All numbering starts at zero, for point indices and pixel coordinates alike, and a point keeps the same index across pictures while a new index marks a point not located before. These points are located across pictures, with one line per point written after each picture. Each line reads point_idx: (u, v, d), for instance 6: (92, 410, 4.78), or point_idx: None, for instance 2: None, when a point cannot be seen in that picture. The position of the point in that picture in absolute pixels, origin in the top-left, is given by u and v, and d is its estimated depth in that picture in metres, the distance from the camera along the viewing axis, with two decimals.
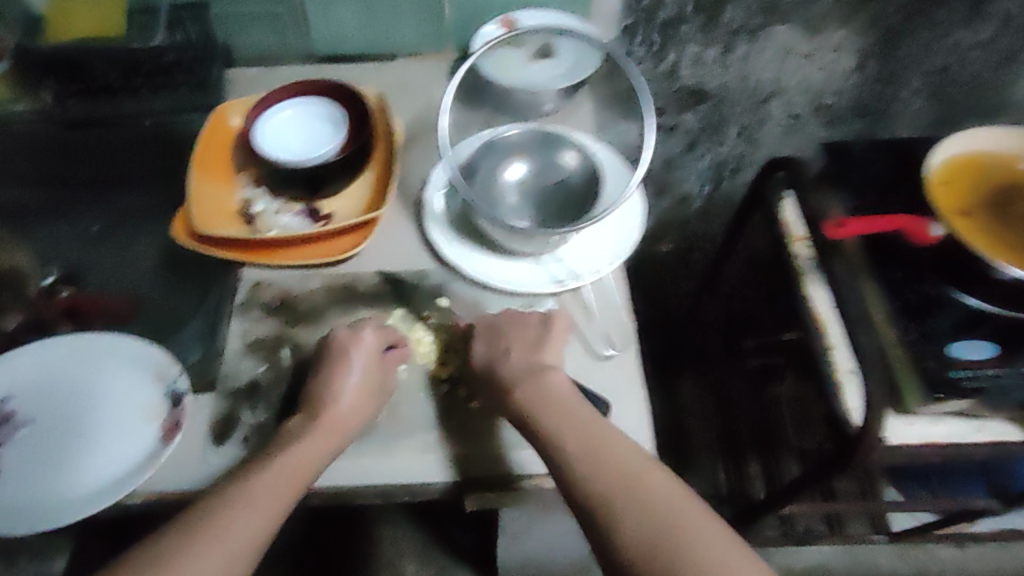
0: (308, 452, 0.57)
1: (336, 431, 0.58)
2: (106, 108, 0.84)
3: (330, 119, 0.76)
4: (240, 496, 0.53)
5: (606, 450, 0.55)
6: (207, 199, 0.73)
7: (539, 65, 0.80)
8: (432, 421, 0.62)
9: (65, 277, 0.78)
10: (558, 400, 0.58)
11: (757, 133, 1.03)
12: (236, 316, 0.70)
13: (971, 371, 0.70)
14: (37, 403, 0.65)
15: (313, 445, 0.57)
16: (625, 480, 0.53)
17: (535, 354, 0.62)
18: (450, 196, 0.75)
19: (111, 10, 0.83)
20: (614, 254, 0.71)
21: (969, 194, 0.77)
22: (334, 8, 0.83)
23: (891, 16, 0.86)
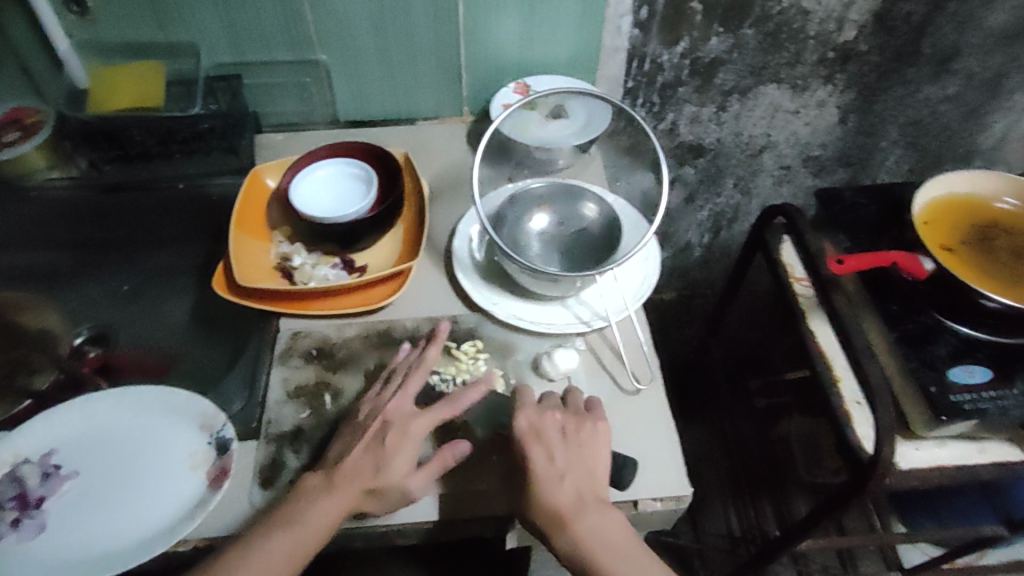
0: (319, 519, 0.58)
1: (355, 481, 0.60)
2: (143, 172, 0.88)
3: (361, 178, 0.81)
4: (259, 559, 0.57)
5: (593, 514, 0.59)
6: (246, 254, 0.76)
7: (553, 124, 0.86)
8: (476, 456, 0.64)
9: (94, 336, 0.82)
10: (555, 463, 0.61)
11: (751, 184, 1.10)
12: (275, 365, 0.71)
13: (970, 396, 0.74)
14: (83, 456, 0.65)
15: (331, 510, 0.58)
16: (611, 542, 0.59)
17: (549, 418, 0.63)
18: (476, 246, 0.79)
19: (151, 83, 0.85)
20: (636, 293, 0.75)
21: (954, 232, 0.83)
22: (360, 77, 0.89)
23: (868, 74, 0.94)
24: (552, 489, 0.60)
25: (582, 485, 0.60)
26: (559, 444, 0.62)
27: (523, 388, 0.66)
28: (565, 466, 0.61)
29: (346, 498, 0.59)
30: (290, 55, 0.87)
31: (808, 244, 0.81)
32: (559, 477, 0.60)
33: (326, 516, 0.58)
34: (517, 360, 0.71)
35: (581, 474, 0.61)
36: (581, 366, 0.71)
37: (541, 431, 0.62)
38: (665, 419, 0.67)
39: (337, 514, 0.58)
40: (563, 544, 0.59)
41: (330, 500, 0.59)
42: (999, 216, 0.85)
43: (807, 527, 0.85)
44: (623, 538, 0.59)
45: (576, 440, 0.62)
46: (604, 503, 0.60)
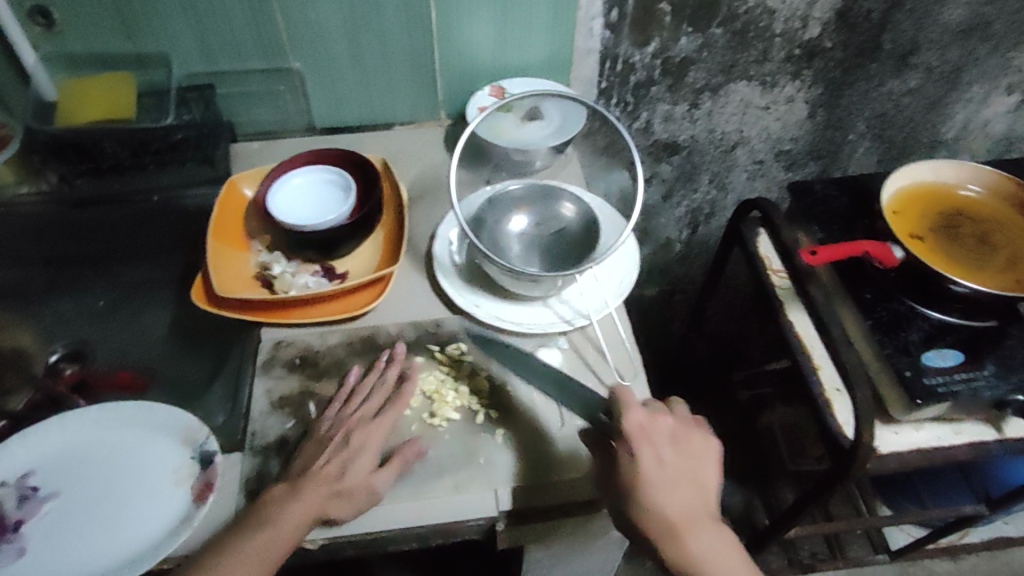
0: (286, 526, 0.58)
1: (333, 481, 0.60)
2: (116, 185, 0.86)
3: (338, 184, 0.81)
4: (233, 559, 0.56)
5: (702, 528, 0.59)
6: (225, 265, 0.76)
7: (529, 126, 0.87)
8: (465, 457, 0.65)
9: (70, 353, 0.80)
10: (671, 471, 0.59)
11: (726, 180, 1.11)
12: (259, 375, 0.71)
13: (942, 378, 0.76)
14: (64, 476, 0.64)
15: (299, 516, 0.58)
16: (721, 555, 0.59)
17: (656, 421, 0.61)
18: (456, 249, 0.79)
19: (121, 96, 0.84)
20: (616, 290, 0.76)
21: (922, 221, 0.86)
22: (335, 83, 0.89)
23: (833, 70, 0.96)
24: (669, 499, 0.58)
25: (692, 496, 0.60)
26: (666, 449, 0.60)
27: (623, 389, 0.63)
28: (677, 475, 0.60)
29: (314, 501, 0.59)
30: (263, 63, 0.86)
31: (781, 237, 0.83)
32: (677, 491, 0.59)
33: (294, 523, 0.58)
34: (501, 361, 0.72)
35: (690, 483, 0.60)
36: (566, 364, 0.72)
37: (653, 436, 0.60)
38: None
39: (302, 521, 0.58)
40: (680, 555, 0.58)
41: (294, 507, 0.59)
42: (965, 203, 0.88)
43: (794, 514, 0.86)
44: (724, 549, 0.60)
45: (686, 449, 0.61)
46: (712, 516, 0.60)
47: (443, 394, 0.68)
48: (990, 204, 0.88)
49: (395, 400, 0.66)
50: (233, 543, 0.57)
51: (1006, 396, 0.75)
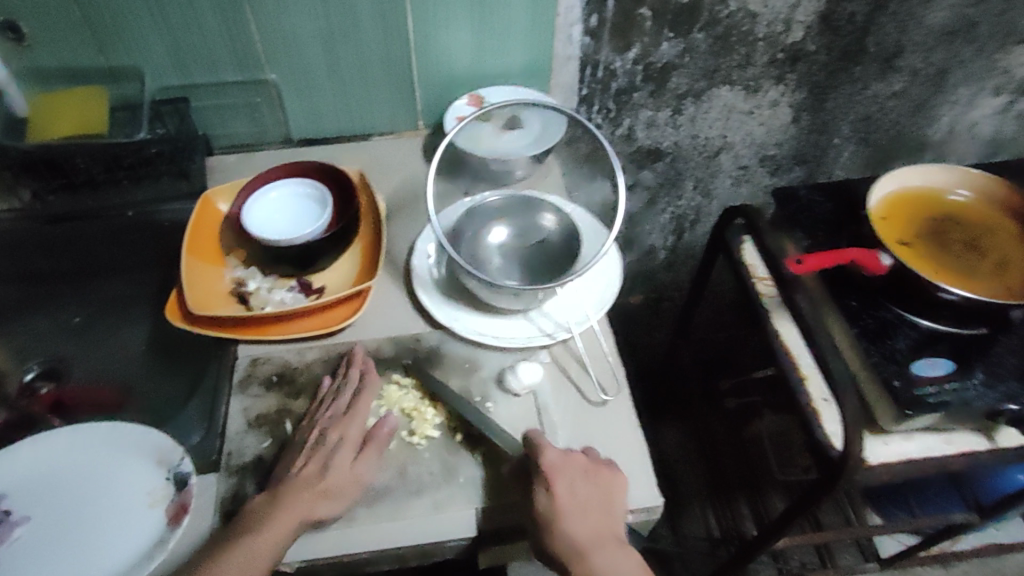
0: (262, 545, 0.57)
1: (311, 503, 0.59)
2: (89, 201, 0.85)
3: (315, 198, 0.79)
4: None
5: (607, 553, 0.61)
6: (200, 282, 0.74)
7: (509, 135, 0.86)
8: (444, 476, 0.63)
9: (46, 372, 0.79)
10: (583, 502, 0.60)
11: (711, 185, 1.10)
12: (236, 393, 0.69)
13: (934, 388, 0.75)
14: (35, 499, 0.62)
15: (275, 535, 0.57)
16: None
17: (569, 457, 0.63)
18: (436, 262, 0.78)
19: (95, 111, 0.83)
20: (597, 303, 0.75)
21: (908, 227, 0.85)
22: (312, 94, 0.88)
23: (817, 73, 0.95)
24: (570, 521, 0.60)
25: (603, 526, 0.61)
26: (576, 479, 0.61)
27: (535, 433, 0.64)
28: (581, 505, 0.60)
29: (295, 516, 0.59)
30: (238, 75, 0.85)
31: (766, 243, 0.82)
32: (581, 517, 0.60)
33: (269, 541, 0.57)
34: (482, 376, 0.70)
35: (592, 514, 0.61)
36: (546, 379, 0.70)
37: (563, 467, 0.62)
38: (634, 429, 0.67)
39: (280, 538, 0.57)
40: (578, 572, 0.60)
41: (271, 524, 0.58)
42: (951, 208, 0.87)
43: (782, 525, 0.85)
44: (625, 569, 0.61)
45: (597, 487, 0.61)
46: (619, 542, 0.62)
47: (423, 411, 0.67)
48: (978, 208, 0.87)
49: (359, 394, 0.67)
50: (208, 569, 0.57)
51: (998, 405, 0.75)
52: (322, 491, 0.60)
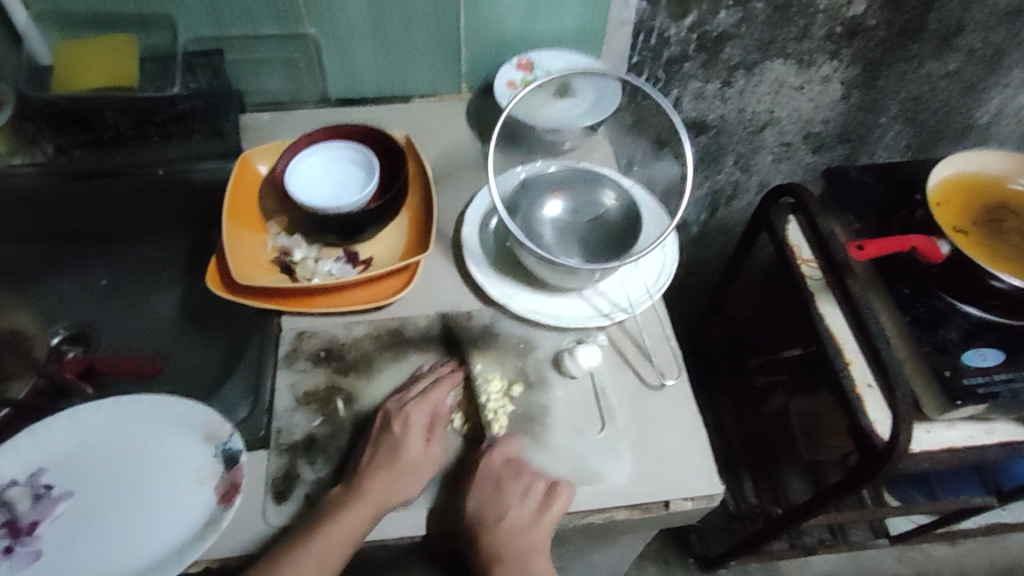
0: (340, 529, 0.55)
1: (379, 501, 0.57)
2: (116, 158, 0.81)
3: (360, 164, 0.76)
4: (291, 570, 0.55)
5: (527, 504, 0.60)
6: (241, 249, 0.71)
7: (563, 104, 0.82)
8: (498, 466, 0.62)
9: (73, 336, 0.76)
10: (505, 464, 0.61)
11: (752, 161, 1.08)
12: (282, 368, 0.67)
13: (984, 379, 0.74)
14: (76, 475, 0.60)
15: (357, 518, 0.56)
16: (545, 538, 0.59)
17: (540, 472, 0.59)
18: (486, 235, 0.75)
19: (125, 61, 0.77)
20: (657, 284, 0.73)
21: (966, 214, 0.83)
22: (352, 52, 0.83)
23: (873, 50, 0.92)
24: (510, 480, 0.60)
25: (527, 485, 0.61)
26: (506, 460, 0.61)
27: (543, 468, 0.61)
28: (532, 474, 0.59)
29: (373, 501, 0.57)
30: (276, 29, 0.80)
31: (819, 226, 0.80)
32: (507, 484, 0.60)
33: (348, 529, 0.56)
34: (538, 357, 0.68)
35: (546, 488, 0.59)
36: (604, 362, 0.68)
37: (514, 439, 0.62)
38: (694, 416, 0.66)
39: (360, 527, 0.56)
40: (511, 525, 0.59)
41: (350, 512, 0.56)
42: (1010, 196, 0.86)
43: (812, 507, 0.86)
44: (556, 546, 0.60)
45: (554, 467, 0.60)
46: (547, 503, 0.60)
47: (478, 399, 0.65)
48: None
49: (440, 381, 0.64)
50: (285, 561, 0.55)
51: None
52: (388, 479, 0.58)
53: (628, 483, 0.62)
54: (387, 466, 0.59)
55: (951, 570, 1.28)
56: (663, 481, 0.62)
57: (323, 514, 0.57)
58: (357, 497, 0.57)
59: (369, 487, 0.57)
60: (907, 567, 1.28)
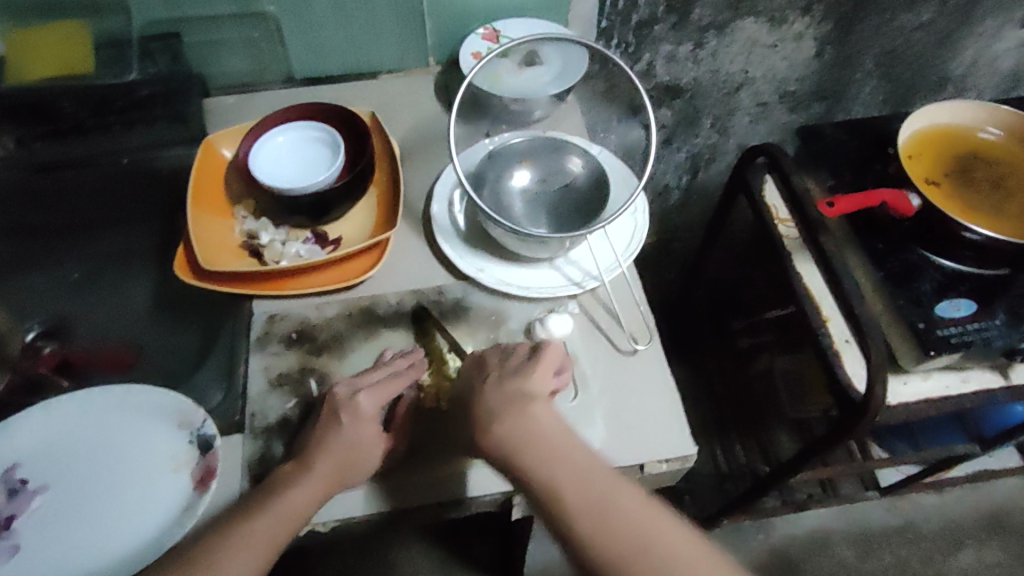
0: (298, 501, 0.55)
1: (335, 473, 0.57)
2: (78, 147, 0.79)
3: (325, 142, 0.75)
4: (237, 540, 0.54)
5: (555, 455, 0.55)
6: (207, 235, 0.71)
7: (529, 73, 0.81)
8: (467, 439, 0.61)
9: (48, 330, 0.76)
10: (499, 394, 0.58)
11: (728, 123, 1.06)
12: (254, 353, 0.66)
13: (956, 328, 0.75)
14: (52, 469, 0.60)
15: (314, 491, 0.56)
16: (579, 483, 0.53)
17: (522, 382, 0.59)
18: (455, 208, 0.74)
19: (76, 48, 0.78)
20: (627, 249, 0.72)
21: (937, 166, 0.83)
22: (315, 31, 0.82)
23: (845, 3, 0.90)
24: (490, 402, 0.58)
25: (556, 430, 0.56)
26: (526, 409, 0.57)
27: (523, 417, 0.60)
28: (509, 390, 0.58)
29: (329, 473, 0.57)
30: (234, 8, 0.78)
31: (793, 184, 0.79)
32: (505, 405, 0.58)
33: (306, 500, 0.56)
34: (509, 328, 0.68)
35: (530, 390, 0.58)
36: (576, 331, 0.68)
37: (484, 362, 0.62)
38: (668, 378, 0.66)
39: (316, 497, 0.56)
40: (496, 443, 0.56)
41: (303, 485, 0.56)
42: (981, 147, 0.85)
43: (799, 463, 0.86)
44: (605, 490, 0.53)
45: (527, 369, 0.59)
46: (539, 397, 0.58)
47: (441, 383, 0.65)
48: (1010, 147, 0.86)
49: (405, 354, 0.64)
50: (234, 531, 0.54)
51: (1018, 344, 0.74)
52: (345, 455, 0.58)
53: (604, 447, 0.62)
54: (353, 442, 0.58)
55: (939, 519, 1.29)
56: (639, 444, 0.62)
57: (273, 484, 0.57)
58: (308, 471, 0.57)
59: (319, 460, 0.57)
60: (897, 518, 1.29)
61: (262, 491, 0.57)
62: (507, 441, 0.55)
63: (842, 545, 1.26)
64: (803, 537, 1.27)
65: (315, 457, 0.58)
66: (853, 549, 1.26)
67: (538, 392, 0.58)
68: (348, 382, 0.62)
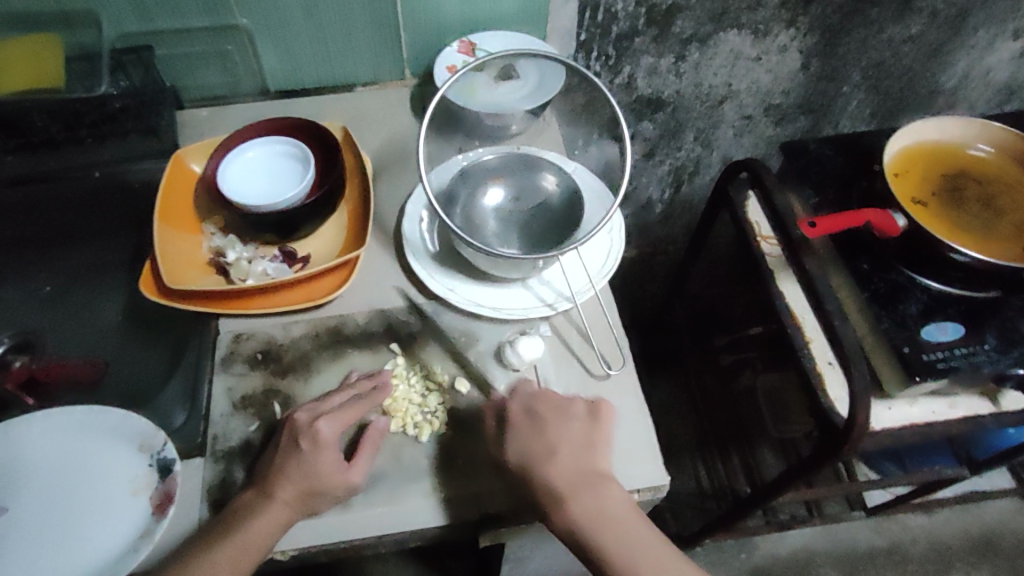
0: (257, 532, 0.54)
1: (300, 501, 0.56)
2: (50, 161, 0.78)
3: (295, 158, 0.74)
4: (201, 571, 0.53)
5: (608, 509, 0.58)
6: (174, 252, 0.70)
7: (504, 87, 0.80)
8: (431, 467, 0.60)
9: (17, 346, 0.74)
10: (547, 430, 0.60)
11: (712, 136, 1.05)
12: (219, 373, 0.65)
13: (942, 354, 0.73)
14: (8, 493, 0.58)
15: (274, 521, 0.55)
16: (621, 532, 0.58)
17: (565, 413, 0.61)
18: (427, 227, 0.73)
19: (48, 61, 0.76)
20: (601, 269, 0.71)
21: (922, 184, 0.82)
22: (287, 43, 0.81)
23: (830, 16, 0.89)
24: (562, 472, 0.59)
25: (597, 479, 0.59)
26: (584, 444, 0.60)
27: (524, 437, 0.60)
28: (558, 430, 0.61)
29: (288, 500, 0.56)
30: (205, 21, 0.78)
31: (775, 201, 0.78)
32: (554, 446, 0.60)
33: (268, 528, 0.55)
34: (479, 350, 0.67)
35: (577, 431, 0.60)
36: (547, 353, 0.67)
37: (534, 412, 0.61)
38: (639, 404, 0.64)
39: (279, 526, 0.55)
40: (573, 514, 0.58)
41: (266, 514, 0.55)
42: (967, 164, 0.84)
43: (781, 486, 0.85)
44: (637, 539, 0.58)
45: (592, 441, 0.60)
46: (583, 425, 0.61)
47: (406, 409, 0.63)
48: (998, 164, 0.84)
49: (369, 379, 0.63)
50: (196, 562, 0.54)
51: (1008, 370, 0.72)
52: (307, 483, 0.56)
53: None
54: (315, 472, 0.57)
55: (926, 539, 1.28)
56: None
57: (235, 517, 0.56)
58: (272, 498, 0.56)
59: (284, 489, 0.56)
60: (883, 538, 1.27)
61: (223, 521, 0.56)
62: (582, 515, 0.58)
63: (827, 565, 1.25)
64: (788, 556, 1.25)
65: (277, 483, 0.57)
66: (838, 570, 1.24)
67: (584, 422, 0.61)
68: (310, 409, 0.61)
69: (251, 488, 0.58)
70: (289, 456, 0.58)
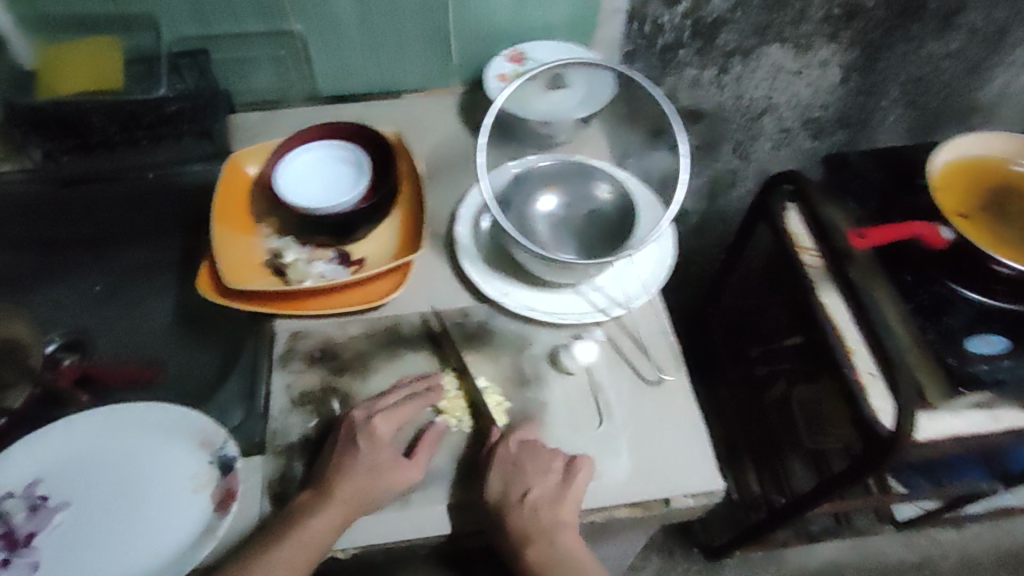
0: (318, 528, 0.55)
1: (355, 502, 0.57)
2: (105, 162, 0.78)
3: (351, 162, 0.75)
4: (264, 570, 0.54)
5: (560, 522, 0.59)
6: (231, 252, 0.71)
7: (554, 96, 0.81)
8: (470, 472, 0.61)
9: (70, 342, 0.75)
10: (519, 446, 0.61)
11: (750, 149, 1.06)
12: (277, 370, 0.66)
13: (986, 365, 0.74)
14: (74, 484, 0.59)
15: (331, 521, 0.56)
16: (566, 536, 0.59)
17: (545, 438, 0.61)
18: (479, 232, 0.74)
19: (107, 64, 0.78)
20: (654, 276, 0.72)
21: (967, 199, 0.82)
22: (340, 50, 0.82)
23: (874, 31, 0.90)
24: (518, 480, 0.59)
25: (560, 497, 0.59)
26: (554, 473, 0.59)
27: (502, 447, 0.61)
28: (535, 464, 0.59)
29: (346, 501, 0.56)
30: (262, 26, 0.79)
31: (820, 215, 0.78)
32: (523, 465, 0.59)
33: (325, 528, 0.55)
34: (534, 353, 0.67)
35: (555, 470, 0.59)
36: (601, 358, 0.68)
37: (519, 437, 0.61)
38: (692, 409, 0.65)
39: (335, 527, 0.56)
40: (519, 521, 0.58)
41: (326, 510, 0.56)
42: (1012, 180, 0.84)
43: (814, 499, 0.85)
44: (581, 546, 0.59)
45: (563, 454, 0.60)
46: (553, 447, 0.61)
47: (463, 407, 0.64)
48: None
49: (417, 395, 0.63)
50: (255, 560, 0.55)
51: None
52: (363, 486, 0.57)
53: (627, 480, 0.61)
54: (369, 477, 0.57)
55: (956, 556, 1.27)
56: (663, 479, 0.61)
57: (292, 517, 0.56)
58: (328, 498, 0.57)
59: (340, 490, 0.57)
60: (912, 553, 1.27)
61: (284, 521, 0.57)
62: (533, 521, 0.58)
63: None
64: (817, 570, 1.25)
65: (330, 486, 0.57)
66: None
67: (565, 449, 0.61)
68: (370, 401, 0.62)
69: (307, 490, 0.59)
70: (348, 456, 0.58)
